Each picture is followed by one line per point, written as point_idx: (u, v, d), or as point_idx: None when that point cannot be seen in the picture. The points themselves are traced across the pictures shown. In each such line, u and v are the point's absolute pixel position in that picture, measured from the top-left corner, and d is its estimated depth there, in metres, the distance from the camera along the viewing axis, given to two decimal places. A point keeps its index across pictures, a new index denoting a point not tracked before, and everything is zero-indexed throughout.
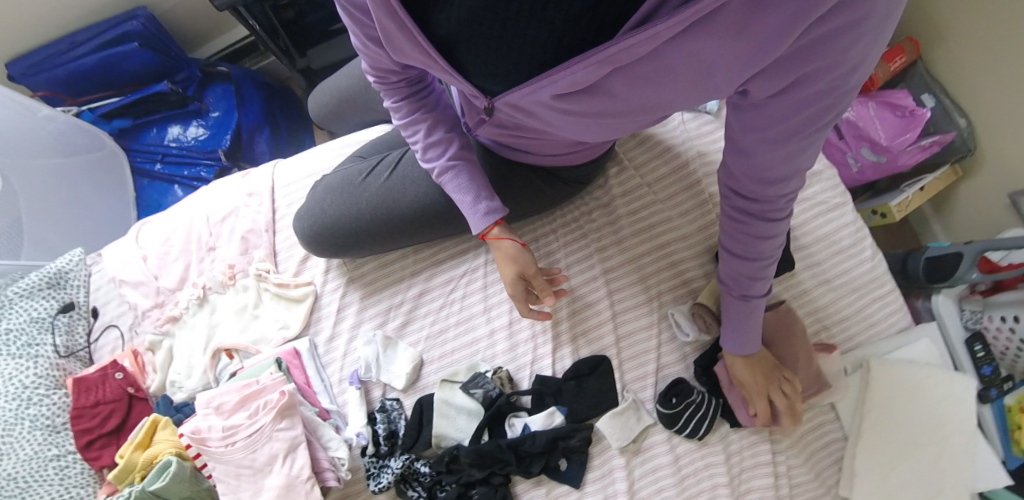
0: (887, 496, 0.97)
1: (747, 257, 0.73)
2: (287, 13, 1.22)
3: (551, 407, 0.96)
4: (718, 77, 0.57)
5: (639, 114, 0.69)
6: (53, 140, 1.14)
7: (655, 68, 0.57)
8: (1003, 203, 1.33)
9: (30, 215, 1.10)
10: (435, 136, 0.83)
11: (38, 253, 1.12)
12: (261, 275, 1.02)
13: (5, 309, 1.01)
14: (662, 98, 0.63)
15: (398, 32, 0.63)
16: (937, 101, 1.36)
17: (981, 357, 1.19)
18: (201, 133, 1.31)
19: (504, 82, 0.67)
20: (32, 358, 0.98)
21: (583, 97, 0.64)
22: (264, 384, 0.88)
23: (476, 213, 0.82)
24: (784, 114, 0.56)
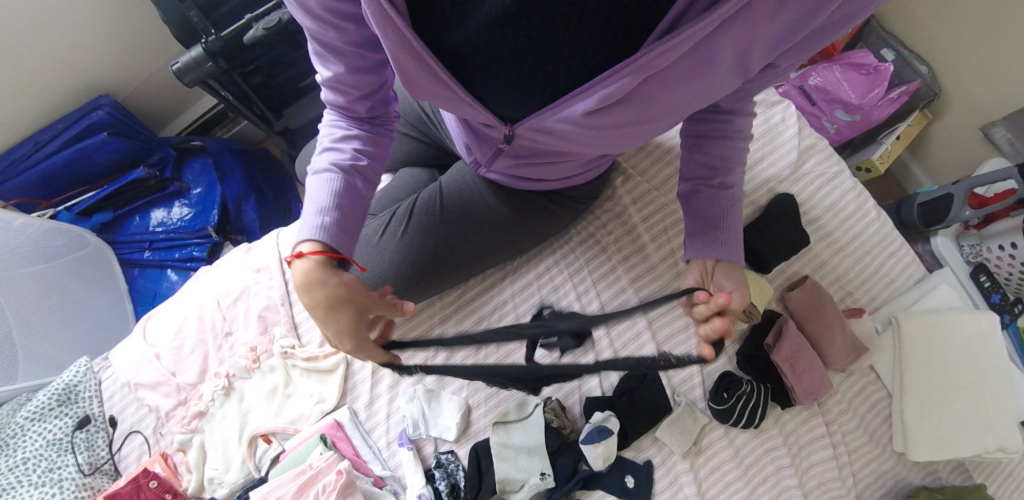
0: (941, 443, 0.99)
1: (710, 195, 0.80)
2: (256, 77, 1.16)
3: (604, 412, 0.95)
4: (752, 59, 0.60)
5: (669, 121, 0.69)
6: (31, 247, 1.03)
7: (688, 67, 0.59)
8: (976, 136, 1.38)
9: (22, 334, 1.01)
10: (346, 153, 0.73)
11: (42, 367, 1.03)
12: (287, 352, 0.97)
13: (19, 438, 0.94)
14: (692, 98, 0.65)
15: (414, 64, 0.60)
16: (897, 53, 1.41)
17: (988, 286, 1.25)
18: (186, 213, 1.23)
19: (528, 104, 0.66)
20: (56, 483, 0.91)
21: (614, 109, 0.64)
22: (319, 468, 0.87)
23: (318, 210, 0.71)
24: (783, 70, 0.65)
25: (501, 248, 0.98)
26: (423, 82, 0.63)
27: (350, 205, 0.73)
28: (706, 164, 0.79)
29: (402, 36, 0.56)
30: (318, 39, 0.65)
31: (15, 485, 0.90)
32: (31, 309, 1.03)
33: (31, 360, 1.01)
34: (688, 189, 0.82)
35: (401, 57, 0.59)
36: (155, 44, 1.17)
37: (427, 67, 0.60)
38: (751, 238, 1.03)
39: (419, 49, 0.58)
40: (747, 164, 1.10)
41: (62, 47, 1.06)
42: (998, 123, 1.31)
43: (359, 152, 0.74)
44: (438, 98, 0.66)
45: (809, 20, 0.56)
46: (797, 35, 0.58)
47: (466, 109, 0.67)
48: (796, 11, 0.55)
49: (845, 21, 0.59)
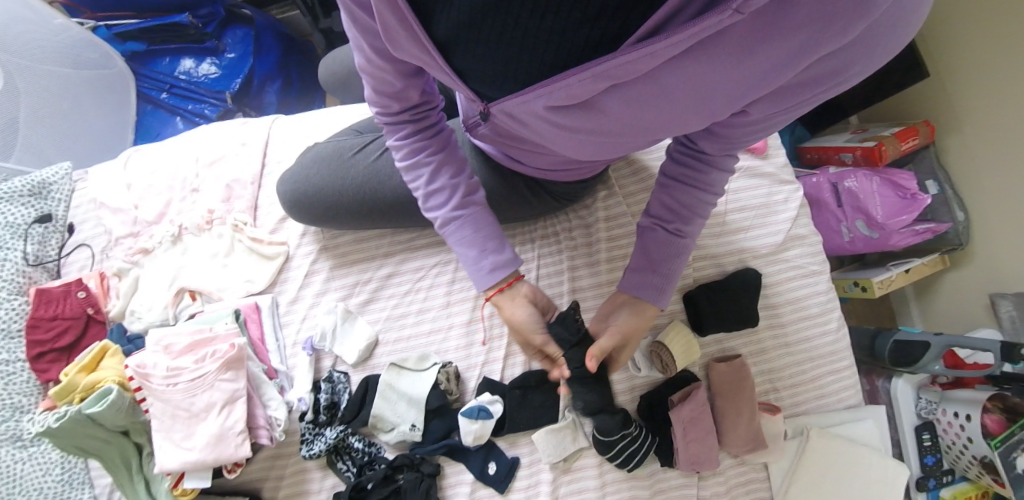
0: None
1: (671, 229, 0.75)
2: None
3: (492, 396, 0.97)
4: (719, 100, 0.59)
5: (628, 138, 0.69)
6: (65, 50, 1.14)
7: (653, 90, 0.58)
8: (983, 302, 1.34)
9: (26, 119, 1.08)
10: (438, 183, 0.77)
11: (30, 158, 1.10)
12: (238, 226, 1.02)
13: None
14: (659, 122, 0.63)
15: (394, 19, 0.57)
16: (940, 190, 1.35)
17: (927, 446, 1.24)
18: (213, 71, 1.29)
19: (500, 85, 0.63)
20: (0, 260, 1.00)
21: (576, 111, 0.63)
22: (217, 334, 0.91)
23: (475, 261, 0.78)
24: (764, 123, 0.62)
25: None
26: (401, 39, 0.60)
27: (484, 225, 0.79)
28: (669, 210, 0.75)
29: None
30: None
31: None
32: (41, 104, 1.10)
33: (25, 149, 1.09)
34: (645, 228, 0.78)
35: (387, 14, 0.57)
36: None
37: (406, 25, 0.57)
38: (699, 297, 1.02)
39: (405, 13, 0.55)
40: (729, 228, 1.08)
41: None
42: (1008, 297, 1.28)
43: (428, 166, 0.77)
44: (419, 60, 0.63)
45: (785, 70, 0.55)
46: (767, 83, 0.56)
47: (444, 77, 0.65)
48: (776, 60, 0.54)
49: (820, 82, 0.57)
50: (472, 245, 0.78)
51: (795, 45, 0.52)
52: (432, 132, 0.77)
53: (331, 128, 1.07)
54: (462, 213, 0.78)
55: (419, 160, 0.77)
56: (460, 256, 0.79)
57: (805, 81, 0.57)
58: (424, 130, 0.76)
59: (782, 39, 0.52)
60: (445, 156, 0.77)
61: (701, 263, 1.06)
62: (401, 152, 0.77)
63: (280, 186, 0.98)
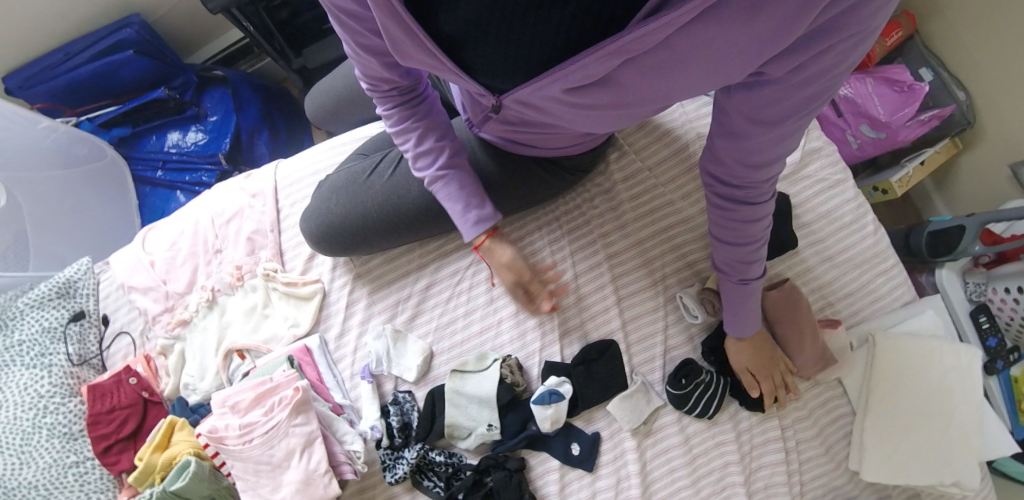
0: (895, 466, 0.98)
1: (739, 243, 0.77)
2: (281, 13, 1.21)
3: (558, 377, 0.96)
4: (731, 64, 0.58)
5: (646, 107, 0.71)
6: (53, 150, 1.12)
7: (665, 58, 0.59)
8: (1005, 174, 1.34)
9: (33, 228, 1.09)
10: (426, 146, 0.81)
11: (48, 267, 1.12)
12: (269, 274, 1.02)
13: (17, 321, 1.01)
14: (673, 87, 0.65)
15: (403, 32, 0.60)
16: (934, 75, 1.36)
17: (986, 328, 1.20)
18: (201, 138, 1.28)
19: (515, 77, 0.67)
20: (47, 367, 0.99)
21: (594, 88, 0.65)
22: (278, 382, 0.90)
23: (463, 212, 0.82)
24: (783, 96, 0.59)
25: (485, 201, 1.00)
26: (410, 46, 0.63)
27: (470, 181, 0.82)
28: (734, 228, 0.76)
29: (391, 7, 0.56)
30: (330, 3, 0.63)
31: (10, 362, 0.99)
32: (46, 210, 1.11)
33: (40, 256, 1.10)
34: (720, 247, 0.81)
35: (393, 28, 0.60)
36: None
37: (412, 34, 0.60)
38: None
39: (409, 22, 0.58)
40: None
41: None
42: None
43: (416, 134, 0.80)
44: (427, 65, 0.67)
45: (796, 21, 0.51)
46: (776, 44, 0.54)
47: (458, 79, 0.68)
48: (784, 16, 0.51)
49: (838, 45, 0.53)
50: (458, 199, 0.81)
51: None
52: (415, 100, 0.80)
53: (333, 159, 1.07)
54: (449, 172, 0.81)
55: (407, 129, 0.80)
56: (449, 210, 0.83)
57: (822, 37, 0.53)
58: (412, 102, 0.79)
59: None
60: (430, 123, 0.80)
61: None
62: (390, 121, 0.80)
63: (302, 225, 0.98)
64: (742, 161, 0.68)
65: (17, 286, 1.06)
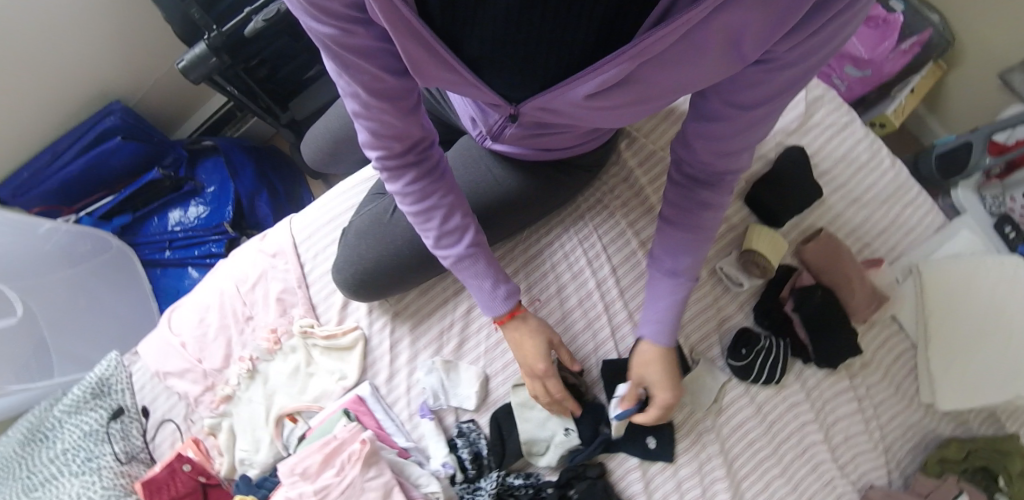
0: (970, 391, 0.96)
1: (688, 227, 0.77)
2: (260, 72, 1.19)
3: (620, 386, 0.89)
4: (744, 49, 0.55)
5: (665, 99, 0.67)
6: (58, 253, 1.08)
7: (681, 52, 0.56)
8: (994, 83, 1.35)
9: (52, 332, 1.06)
10: (450, 224, 0.77)
11: (68, 366, 1.09)
12: (306, 330, 0.99)
13: (59, 430, 1.00)
14: (686, 84, 0.62)
15: (426, 54, 0.57)
16: (905, 4, 1.38)
17: (1014, 238, 1.20)
18: (203, 211, 1.26)
19: (533, 84, 0.64)
20: (95, 471, 0.95)
21: (616, 89, 0.62)
22: (342, 438, 0.87)
23: (490, 293, 0.80)
24: (765, 92, 0.60)
25: (511, 213, 0.98)
26: (433, 69, 0.60)
27: (495, 261, 0.80)
28: (684, 215, 0.77)
29: (412, 29, 0.53)
30: (344, 50, 0.56)
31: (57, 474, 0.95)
32: (64, 313, 1.08)
33: (62, 359, 1.08)
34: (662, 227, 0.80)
35: (415, 50, 0.56)
36: (160, 45, 1.20)
37: (434, 54, 0.57)
38: (763, 193, 1.00)
39: (431, 41, 0.55)
40: None
41: (75, 54, 1.10)
42: (1016, 69, 1.28)
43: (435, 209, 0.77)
44: (447, 84, 0.64)
45: (799, 10, 0.49)
46: (772, 41, 0.53)
47: (476, 92, 0.66)
48: (775, 18, 0.50)
49: (826, 34, 0.53)
50: (485, 279, 0.80)
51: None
52: (434, 172, 0.77)
53: (349, 201, 1.04)
54: (476, 250, 0.79)
55: (425, 202, 0.76)
56: (475, 290, 0.81)
57: (826, 14, 0.50)
58: (427, 168, 0.75)
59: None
60: (452, 197, 0.77)
61: None
62: (405, 194, 0.76)
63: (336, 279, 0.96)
64: (716, 146, 0.69)
65: (46, 396, 1.06)
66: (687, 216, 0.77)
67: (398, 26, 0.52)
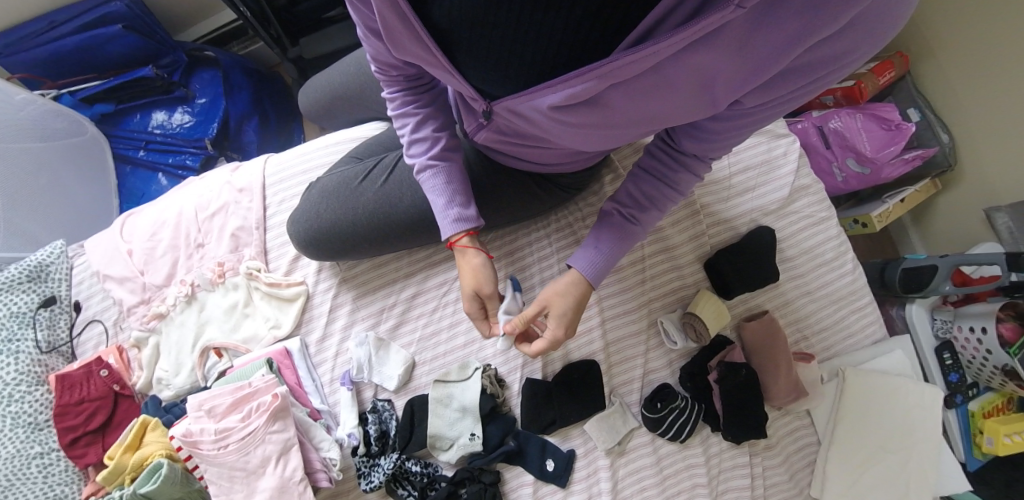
0: (855, 496, 1.01)
1: (647, 208, 0.78)
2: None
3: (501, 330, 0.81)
4: (719, 89, 0.60)
5: (634, 132, 0.70)
6: (30, 124, 1.08)
7: (656, 81, 0.59)
8: (981, 217, 1.38)
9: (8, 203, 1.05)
10: (422, 132, 0.79)
11: (16, 242, 1.06)
12: (251, 274, 1.00)
13: None
14: (659, 115, 0.65)
15: (399, 23, 0.59)
16: (922, 116, 1.40)
17: (949, 364, 1.26)
18: (188, 120, 1.26)
19: (506, 86, 0.64)
20: (13, 353, 0.96)
21: (582, 108, 0.63)
22: (256, 387, 0.89)
23: (443, 207, 0.80)
24: (746, 116, 0.64)
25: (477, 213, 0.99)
26: (404, 39, 0.62)
27: (458, 179, 0.81)
28: (635, 198, 0.79)
29: None
30: None
31: None
32: (22, 188, 1.07)
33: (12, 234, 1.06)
34: (606, 210, 0.82)
35: (389, 17, 0.59)
36: None
37: (409, 26, 0.59)
38: (721, 262, 1.03)
39: (403, 8, 0.57)
40: (736, 191, 1.10)
41: None
42: (1003, 209, 1.31)
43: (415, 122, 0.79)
44: (420, 60, 0.65)
45: (786, 54, 0.55)
46: (760, 78, 0.58)
47: (449, 78, 0.66)
48: (769, 48, 0.55)
49: (808, 74, 0.58)
50: (443, 192, 0.80)
51: (792, 32, 0.53)
52: (426, 86, 0.79)
53: (327, 158, 1.06)
54: (439, 163, 0.80)
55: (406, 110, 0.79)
56: (432, 202, 0.81)
57: (800, 68, 0.58)
58: (418, 87, 0.78)
59: (778, 30, 0.53)
60: (433, 112, 0.80)
61: (715, 229, 1.08)
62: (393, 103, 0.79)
63: (291, 228, 0.97)
64: (700, 145, 0.70)
65: None
66: (641, 183, 0.78)
67: None
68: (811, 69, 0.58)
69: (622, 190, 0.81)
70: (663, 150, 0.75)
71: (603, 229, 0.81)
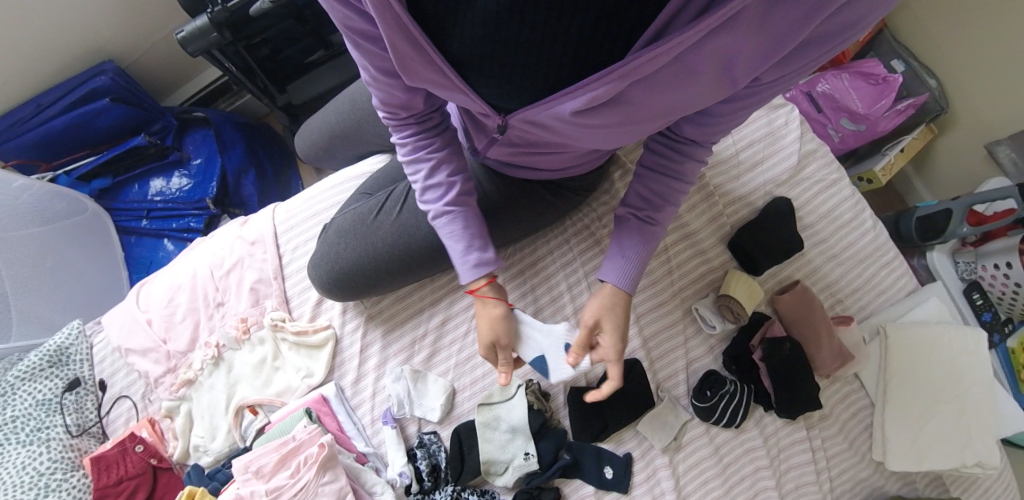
0: (919, 453, 1.00)
1: (661, 204, 0.78)
2: (262, 50, 1.16)
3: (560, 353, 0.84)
4: (738, 70, 0.60)
5: (656, 124, 0.69)
6: (30, 209, 1.05)
7: (676, 72, 0.59)
8: (981, 154, 1.38)
9: (15, 291, 1.02)
10: (436, 178, 0.77)
11: (30, 328, 1.04)
12: (277, 324, 0.98)
13: (9, 395, 0.96)
14: (679, 106, 0.65)
15: (412, 52, 0.59)
16: (907, 65, 1.40)
17: (981, 304, 1.24)
18: (186, 183, 1.25)
19: (520, 98, 0.65)
20: (44, 442, 0.94)
21: (603, 109, 0.63)
22: (301, 440, 0.86)
23: (461, 254, 0.78)
24: (765, 94, 0.64)
25: (495, 228, 0.98)
26: (418, 66, 0.61)
27: (475, 225, 0.79)
28: (644, 197, 0.79)
29: (399, 22, 0.55)
30: (349, 28, 0.61)
31: (4, 442, 0.92)
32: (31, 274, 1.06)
33: (24, 321, 1.03)
34: (620, 215, 0.81)
35: (402, 47, 0.58)
36: (160, 12, 1.17)
37: (422, 52, 0.59)
38: (744, 238, 1.02)
39: (416, 34, 0.57)
40: (745, 167, 1.09)
41: (71, 11, 1.07)
42: (1003, 143, 1.31)
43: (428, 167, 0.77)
44: (434, 85, 0.64)
45: (803, 29, 0.55)
46: (778, 55, 0.58)
47: (463, 98, 0.66)
48: (786, 25, 0.55)
49: (825, 45, 0.58)
50: (460, 238, 0.78)
51: (809, 7, 0.53)
52: (436, 129, 0.77)
53: (335, 199, 1.04)
54: (455, 209, 0.78)
55: (417, 156, 0.77)
56: (449, 249, 0.79)
57: (817, 42, 0.57)
58: (430, 129, 0.76)
59: (794, 6, 0.53)
60: (446, 155, 0.77)
61: (732, 208, 1.07)
62: (405, 150, 0.77)
63: (313, 275, 0.95)
64: (700, 128, 0.70)
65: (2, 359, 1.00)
66: (649, 182, 0.77)
67: (387, 19, 0.55)
68: (827, 41, 0.57)
69: (631, 191, 0.80)
70: (662, 143, 0.75)
71: (624, 232, 0.80)
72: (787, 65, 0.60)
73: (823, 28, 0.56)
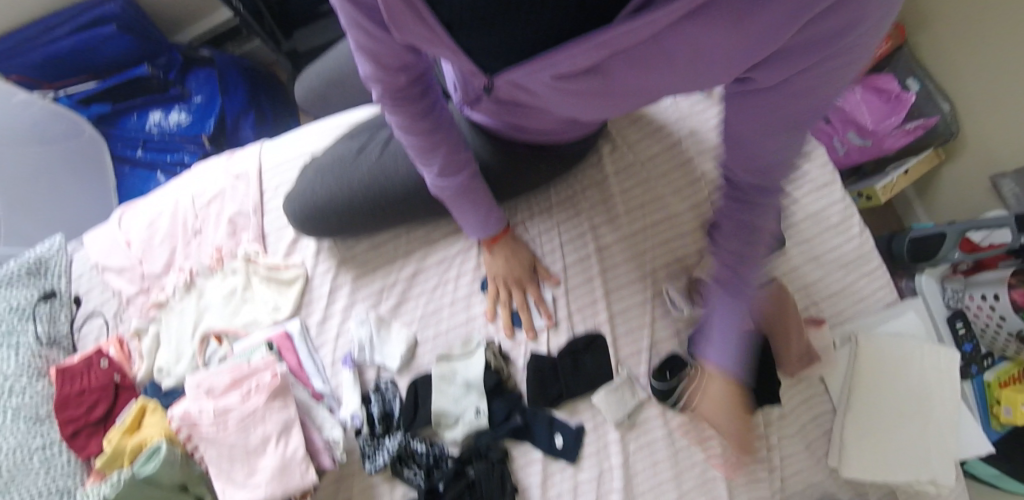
0: (875, 464, 0.98)
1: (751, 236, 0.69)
2: None
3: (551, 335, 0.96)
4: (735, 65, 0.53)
5: (641, 95, 0.66)
6: (27, 127, 1.10)
7: (654, 52, 0.55)
8: (986, 183, 1.36)
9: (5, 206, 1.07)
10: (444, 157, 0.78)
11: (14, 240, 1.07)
12: (250, 258, 1.00)
13: None
14: (664, 79, 0.61)
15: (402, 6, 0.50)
16: (921, 84, 1.37)
17: (963, 334, 1.19)
18: (184, 119, 1.26)
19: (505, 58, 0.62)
20: (13, 346, 0.96)
21: (582, 77, 0.61)
22: (256, 366, 0.87)
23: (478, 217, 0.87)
24: (771, 101, 0.56)
25: None
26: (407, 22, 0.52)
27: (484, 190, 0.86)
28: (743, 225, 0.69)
29: None
30: None
31: None
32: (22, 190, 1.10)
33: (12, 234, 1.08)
34: None
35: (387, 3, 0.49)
36: None
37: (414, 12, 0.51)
38: None
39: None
40: None
41: None
42: (1008, 177, 1.28)
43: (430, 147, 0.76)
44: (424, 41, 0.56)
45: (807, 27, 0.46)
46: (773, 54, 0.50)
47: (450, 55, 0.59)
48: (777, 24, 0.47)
49: (835, 55, 0.49)
50: (472, 206, 0.86)
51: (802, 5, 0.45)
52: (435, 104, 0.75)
53: (322, 138, 1.05)
54: (463, 180, 0.82)
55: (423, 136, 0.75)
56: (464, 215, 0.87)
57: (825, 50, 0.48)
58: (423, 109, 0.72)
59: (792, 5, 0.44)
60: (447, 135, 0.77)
61: (717, 195, 1.06)
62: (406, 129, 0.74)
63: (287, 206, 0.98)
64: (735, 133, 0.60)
65: None
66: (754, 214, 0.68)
67: None
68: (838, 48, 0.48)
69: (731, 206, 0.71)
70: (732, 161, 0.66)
71: None
72: (786, 67, 0.52)
73: (832, 35, 0.47)
